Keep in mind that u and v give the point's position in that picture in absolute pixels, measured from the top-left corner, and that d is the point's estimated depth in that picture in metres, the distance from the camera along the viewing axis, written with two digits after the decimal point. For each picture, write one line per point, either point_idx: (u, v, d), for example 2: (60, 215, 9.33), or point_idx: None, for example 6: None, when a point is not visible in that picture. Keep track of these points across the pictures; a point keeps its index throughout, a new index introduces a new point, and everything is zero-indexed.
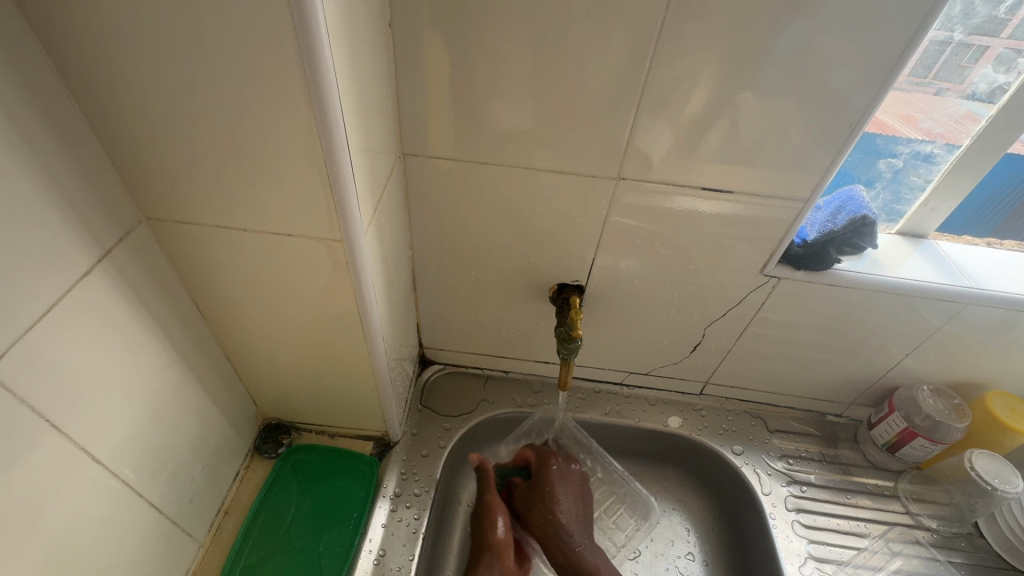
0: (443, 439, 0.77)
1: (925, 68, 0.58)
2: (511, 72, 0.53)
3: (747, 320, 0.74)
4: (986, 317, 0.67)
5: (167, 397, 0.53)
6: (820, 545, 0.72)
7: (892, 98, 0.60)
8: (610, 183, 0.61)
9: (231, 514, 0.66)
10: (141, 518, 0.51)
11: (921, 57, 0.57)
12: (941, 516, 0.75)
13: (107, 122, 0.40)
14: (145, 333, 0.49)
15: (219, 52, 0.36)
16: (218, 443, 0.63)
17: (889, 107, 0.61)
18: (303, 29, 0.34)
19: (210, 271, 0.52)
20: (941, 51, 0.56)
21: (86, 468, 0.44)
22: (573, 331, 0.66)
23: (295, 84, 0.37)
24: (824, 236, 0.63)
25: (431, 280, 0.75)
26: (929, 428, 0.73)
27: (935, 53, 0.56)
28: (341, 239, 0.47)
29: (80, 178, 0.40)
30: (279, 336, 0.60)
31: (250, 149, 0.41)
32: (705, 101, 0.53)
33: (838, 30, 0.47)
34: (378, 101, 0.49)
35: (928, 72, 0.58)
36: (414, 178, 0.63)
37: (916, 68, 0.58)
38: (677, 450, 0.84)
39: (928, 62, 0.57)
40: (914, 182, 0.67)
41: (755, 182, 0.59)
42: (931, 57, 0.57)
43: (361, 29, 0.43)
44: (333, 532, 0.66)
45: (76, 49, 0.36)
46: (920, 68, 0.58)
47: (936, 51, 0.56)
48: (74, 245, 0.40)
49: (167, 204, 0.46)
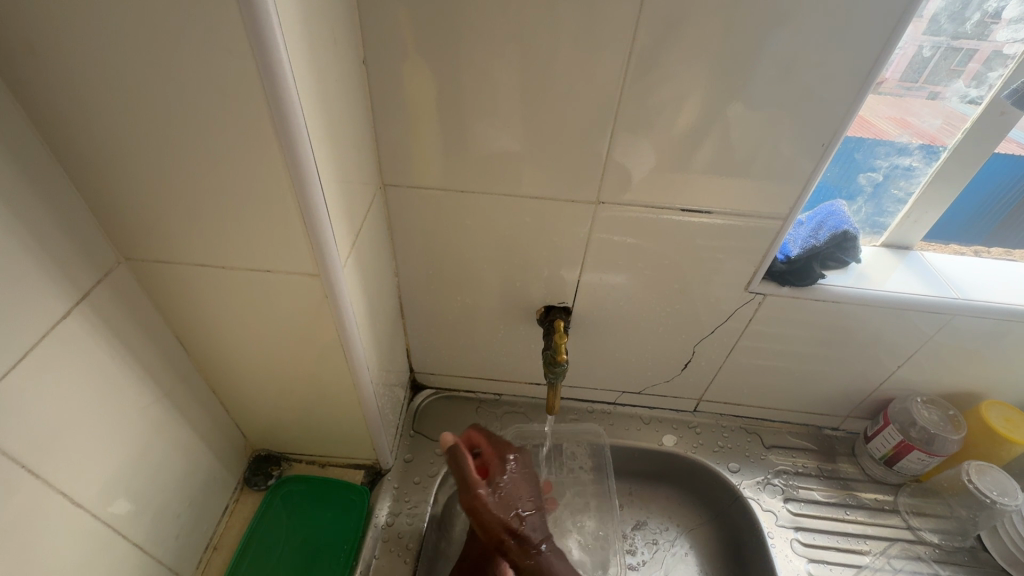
0: (436, 465, 0.77)
1: (916, 73, 0.58)
2: (486, 99, 0.54)
3: (736, 335, 0.73)
4: (975, 326, 0.67)
5: (151, 435, 0.52)
6: (820, 564, 0.70)
7: (884, 102, 0.60)
8: (590, 207, 0.61)
9: (220, 550, 0.65)
10: (125, 559, 0.50)
11: (910, 62, 0.57)
12: (942, 530, 0.74)
13: (82, 167, 0.41)
14: (127, 372, 0.49)
15: (188, 98, 0.37)
16: (205, 478, 0.63)
17: (878, 112, 0.61)
18: (269, 75, 0.35)
19: (192, 308, 0.52)
20: (931, 58, 0.57)
21: (66, 512, 0.43)
22: (558, 355, 0.65)
23: (264, 122, 0.38)
24: (807, 251, 0.64)
25: (418, 306, 0.75)
26: (925, 441, 0.73)
27: (924, 61, 0.57)
28: (321, 271, 0.48)
29: (57, 221, 0.40)
30: (265, 368, 0.59)
31: (224, 188, 0.42)
32: (679, 123, 0.54)
33: (805, 50, 0.48)
34: (352, 137, 0.50)
35: (919, 77, 0.58)
36: (396, 207, 0.63)
37: (906, 73, 0.58)
38: (672, 469, 0.82)
39: (917, 67, 0.57)
40: (895, 195, 0.67)
41: (733, 201, 0.59)
42: (920, 64, 0.57)
43: (331, 68, 0.44)
44: (324, 564, 0.65)
45: (49, 96, 0.37)
46: (911, 73, 0.58)
47: (925, 56, 0.57)
48: (51, 290, 0.40)
49: (146, 244, 0.46)
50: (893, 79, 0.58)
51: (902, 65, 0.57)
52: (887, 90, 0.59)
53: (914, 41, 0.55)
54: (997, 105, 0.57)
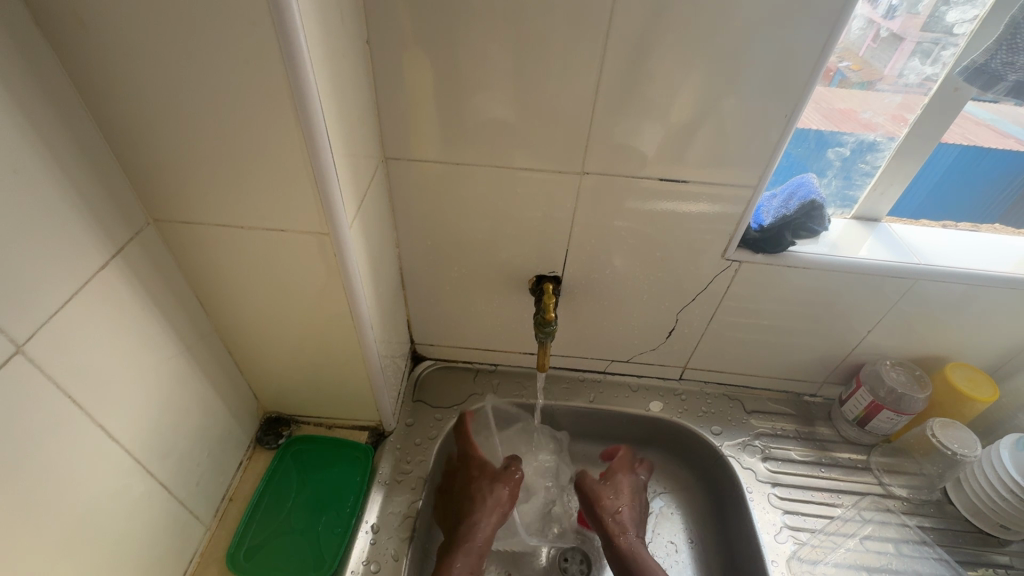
0: (435, 428, 0.82)
1: (920, 71, 0.63)
2: (480, 76, 0.58)
3: (716, 303, 0.78)
4: (938, 291, 0.71)
5: (174, 386, 0.57)
6: (794, 515, 0.75)
7: (881, 98, 0.66)
8: (577, 178, 0.66)
9: (235, 501, 0.70)
10: (152, 498, 0.55)
11: (911, 59, 0.63)
12: (911, 485, 0.79)
13: (118, 132, 0.45)
14: (153, 324, 0.53)
15: (213, 66, 0.41)
16: (221, 434, 0.67)
17: (874, 107, 0.67)
18: (285, 45, 0.40)
19: (210, 268, 0.57)
20: (933, 53, 0.62)
21: (101, 446, 0.48)
22: (547, 315, 0.70)
23: (281, 91, 0.42)
24: (778, 220, 0.68)
25: (417, 277, 0.80)
26: (894, 401, 0.77)
27: (928, 56, 0.62)
28: (328, 232, 0.52)
29: (94, 180, 0.45)
30: (276, 329, 0.64)
31: (243, 151, 0.46)
32: (657, 97, 0.58)
33: (768, 29, 0.53)
34: (356, 109, 0.55)
35: (924, 74, 0.63)
36: (397, 180, 0.68)
37: (904, 73, 0.64)
38: (659, 433, 0.87)
39: (914, 65, 0.63)
40: (862, 169, 0.72)
41: (710, 172, 0.64)
42: (924, 59, 0.62)
43: (339, 43, 0.49)
44: (331, 515, 0.70)
45: (91, 65, 0.41)
46: (908, 73, 0.64)
47: (921, 55, 0.62)
48: (90, 242, 0.45)
49: (171, 205, 0.51)
50: (893, 75, 0.64)
51: (899, 63, 0.63)
52: (885, 87, 0.65)
53: (910, 38, 0.62)
54: (950, 82, 0.62)
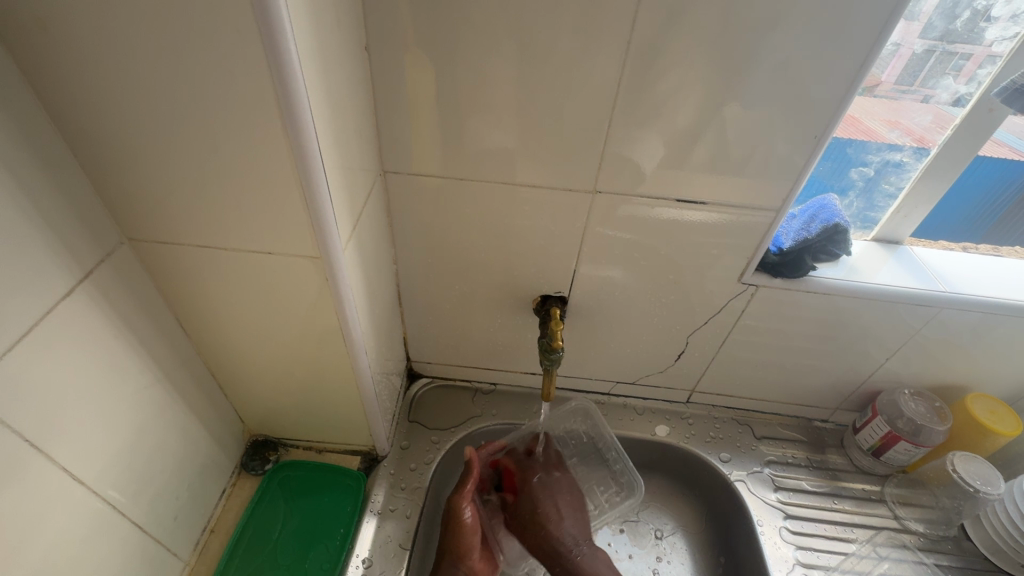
0: (432, 452, 0.78)
1: (912, 76, 0.60)
2: (487, 88, 0.54)
3: (729, 326, 0.74)
4: (963, 320, 0.68)
5: (150, 416, 0.53)
6: (807, 551, 0.72)
7: (878, 105, 0.62)
8: (587, 196, 0.62)
9: (217, 532, 0.66)
10: (124, 537, 0.51)
11: (906, 65, 0.59)
12: (928, 519, 0.76)
13: (86, 146, 0.41)
14: (127, 353, 0.49)
15: (192, 77, 0.37)
16: (202, 461, 0.63)
17: (873, 115, 0.63)
18: (274, 56, 0.36)
19: (191, 289, 0.52)
20: (926, 59, 0.58)
21: (68, 488, 0.44)
22: (554, 342, 0.66)
23: (269, 106, 0.38)
24: (798, 244, 0.65)
25: (415, 294, 0.76)
26: (912, 432, 0.74)
27: (919, 62, 0.59)
28: (321, 255, 0.48)
29: (61, 200, 0.41)
30: (264, 352, 0.60)
31: (227, 169, 0.42)
32: (675, 112, 0.54)
33: (800, 43, 0.49)
34: (353, 121, 0.51)
35: (915, 81, 0.60)
36: (395, 194, 0.64)
37: (902, 76, 0.60)
38: (666, 459, 0.84)
39: (913, 70, 0.59)
40: (886, 189, 0.68)
41: (728, 193, 0.60)
42: (916, 66, 0.59)
43: (334, 52, 0.44)
44: (321, 548, 0.66)
45: (54, 74, 0.37)
46: (906, 77, 0.60)
47: (920, 60, 0.58)
48: (55, 269, 0.41)
49: (148, 223, 0.46)
50: (889, 82, 0.60)
51: (898, 68, 0.59)
52: (883, 93, 0.61)
53: (909, 44, 0.57)
54: (985, 101, 0.58)
